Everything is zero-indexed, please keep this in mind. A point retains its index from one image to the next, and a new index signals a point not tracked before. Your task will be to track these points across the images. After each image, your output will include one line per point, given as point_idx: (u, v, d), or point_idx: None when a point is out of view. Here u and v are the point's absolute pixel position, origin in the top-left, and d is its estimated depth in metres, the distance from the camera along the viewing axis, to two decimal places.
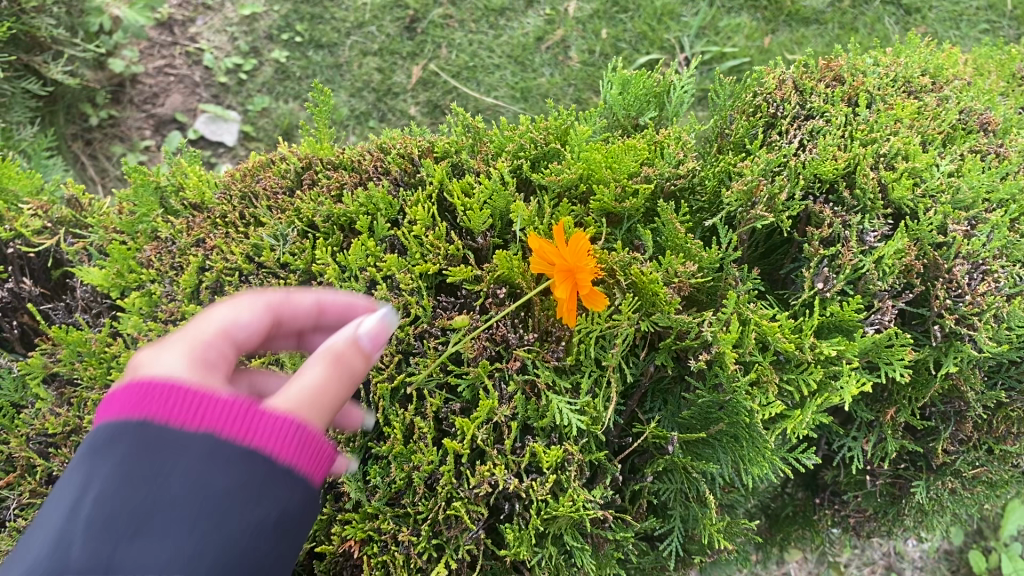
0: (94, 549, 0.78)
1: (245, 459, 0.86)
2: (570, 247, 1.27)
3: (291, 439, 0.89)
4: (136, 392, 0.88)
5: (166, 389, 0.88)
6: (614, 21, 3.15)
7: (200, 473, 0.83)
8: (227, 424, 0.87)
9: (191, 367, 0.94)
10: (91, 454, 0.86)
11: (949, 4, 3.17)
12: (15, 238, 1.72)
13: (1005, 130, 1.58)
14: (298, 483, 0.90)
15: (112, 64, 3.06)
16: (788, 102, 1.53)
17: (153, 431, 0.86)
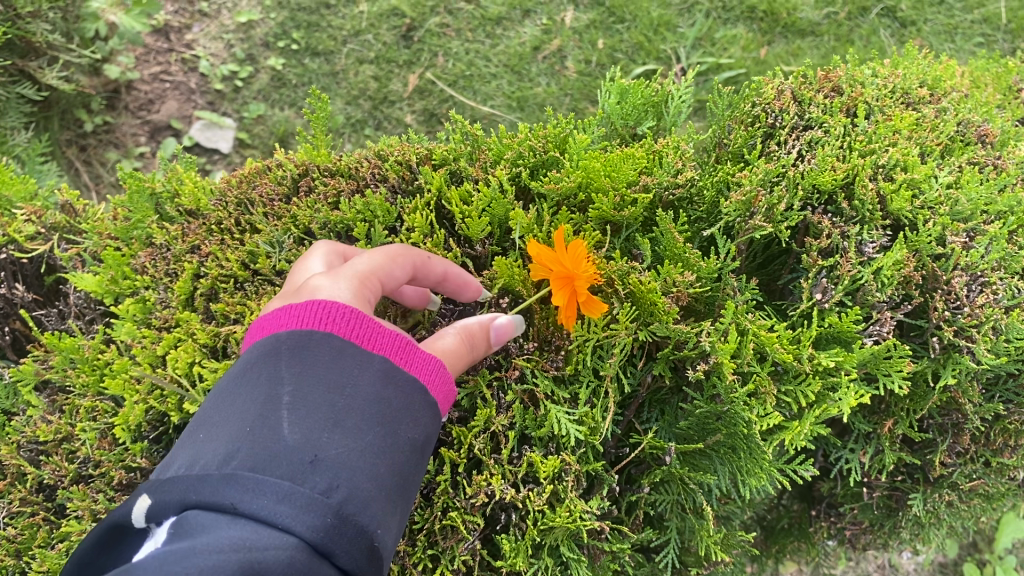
0: (300, 434, 0.92)
1: (406, 382, 1.04)
2: (566, 253, 1.28)
3: (436, 376, 1.10)
4: (318, 310, 1.04)
5: (346, 310, 1.05)
6: (611, 31, 3.16)
7: (380, 384, 1.01)
8: (393, 351, 1.05)
9: (356, 299, 1.11)
10: (276, 361, 1.00)
11: (944, 17, 3.19)
12: (8, 243, 1.71)
13: (1003, 142, 1.58)
14: (436, 413, 1.08)
15: (107, 71, 3.06)
16: (787, 112, 1.53)
17: (339, 344, 1.02)
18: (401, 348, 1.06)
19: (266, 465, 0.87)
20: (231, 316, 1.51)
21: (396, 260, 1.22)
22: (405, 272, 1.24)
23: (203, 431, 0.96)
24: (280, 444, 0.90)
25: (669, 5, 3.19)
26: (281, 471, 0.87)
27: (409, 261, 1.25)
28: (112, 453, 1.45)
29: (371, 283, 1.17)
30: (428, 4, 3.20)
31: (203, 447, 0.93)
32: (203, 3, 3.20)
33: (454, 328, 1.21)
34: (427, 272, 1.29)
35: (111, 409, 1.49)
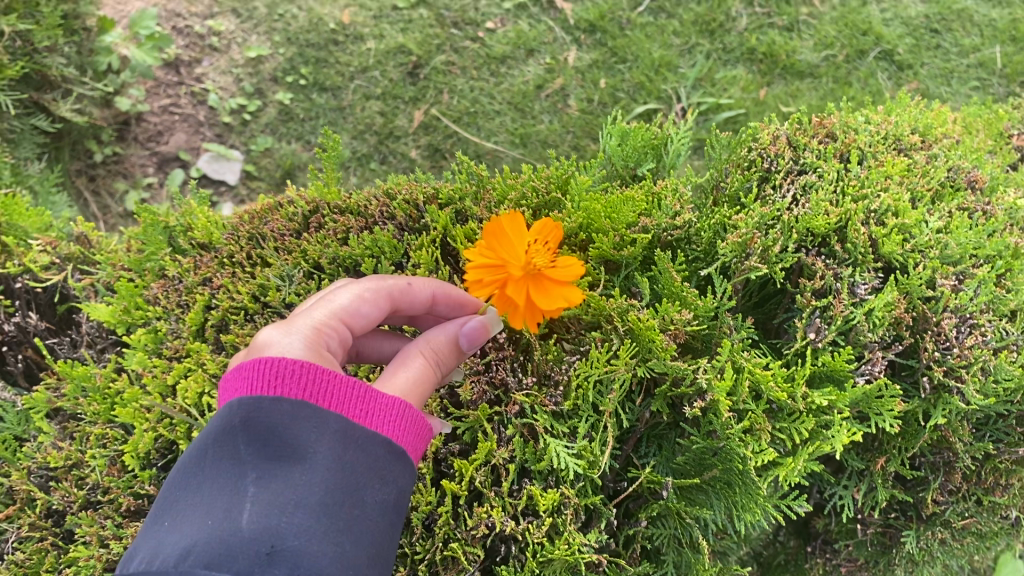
0: (259, 517, 0.95)
1: (365, 442, 1.08)
2: (504, 250, 1.26)
3: (402, 418, 1.13)
4: (269, 372, 1.06)
5: (299, 368, 1.07)
6: (612, 71, 3.25)
7: (341, 448, 1.05)
8: (350, 410, 1.08)
9: (310, 350, 1.13)
10: (233, 437, 1.03)
11: (940, 61, 3.28)
12: (23, 273, 1.75)
13: (991, 187, 1.63)
14: (403, 465, 1.12)
15: (118, 103, 3.15)
16: (782, 157, 1.58)
17: (296, 411, 1.05)
18: (360, 399, 1.09)
19: (226, 559, 0.89)
20: (240, 347, 1.55)
21: (364, 298, 1.25)
22: (376, 305, 1.27)
23: (167, 522, 0.99)
24: (240, 533, 0.93)
25: (670, 47, 3.27)
26: (241, 565, 0.89)
27: (381, 296, 1.29)
28: (121, 479, 1.48)
29: (331, 328, 1.20)
30: (434, 42, 3.28)
31: (166, 539, 0.96)
32: (214, 38, 3.28)
33: (417, 349, 1.23)
34: (405, 298, 1.33)
35: (120, 436, 1.52)
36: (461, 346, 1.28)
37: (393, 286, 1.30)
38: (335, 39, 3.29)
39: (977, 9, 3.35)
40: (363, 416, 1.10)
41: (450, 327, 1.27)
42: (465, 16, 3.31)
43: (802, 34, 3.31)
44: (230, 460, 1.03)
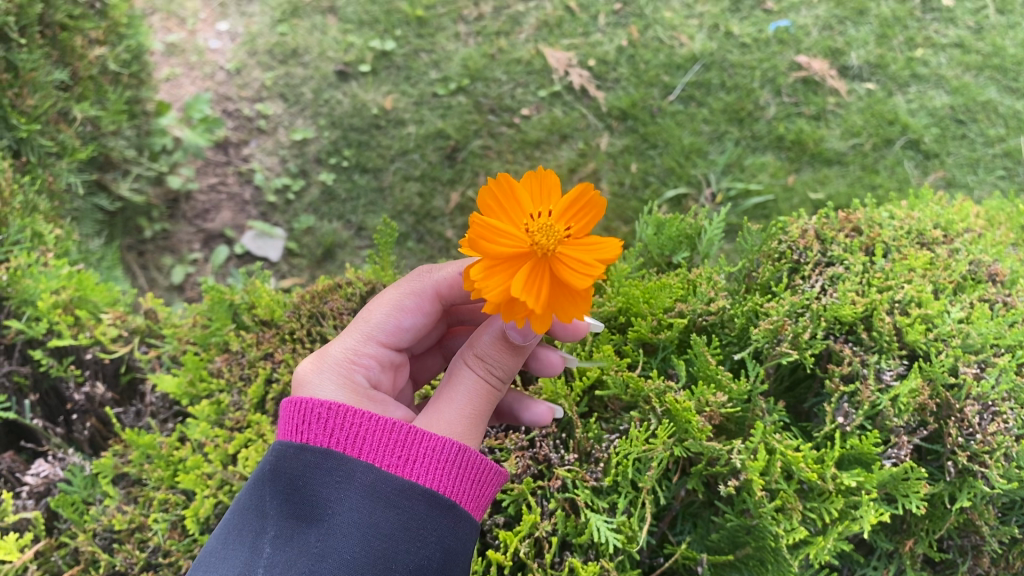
0: None
1: (397, 499, 1.22)
2: (511, 203, 1.20)
3: (452, 462, 1.24)
4: (302, 418, 1.28)
5: (330, 413, 1.28)
6: (644, 156, 3.39)
7: (366, 512, 1.20)
8: (385, 459, 1.24)
9: (342, 362, 1.39)
10: (270, 486, 1.26)
11: (966, 151, 3.42)
12: (94, 345, 1.87)
13: (1013, 280, 1.68)
14: (448, 518, 1.24)
15: (170, 182, 3.36)
16: (811, 249, 1.67)
17: (323, 463, 1.24)
18: (399, 444, 1.25)
19: None
20: None
21: (403, 310, 1.48)
22: (417, 310, 1.49)
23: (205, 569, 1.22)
24: None
25: (700, 134, 3.44)
26: None
27: (425, 300, 1.49)
28: (181, 542, 1.58)
29: (373, 340, 1.45)
30: (472, 127, 3.45)
31: None
32: (262, 121, 3.53)
33: (463, 359, 1.29)
34: (454, 290, 1.50)
35: (182, 501, 1.63)
36: (513, 342, 1.27)
37: (434, 287, 1.48)
38: (377, 123, 3.49)
39: (1001, 100, 3.50)
40: (404, 465, 1.24)
41: (495, 327, 1.29)
42: (502, 103, 3.50)
43: (830, 123, 3.47)
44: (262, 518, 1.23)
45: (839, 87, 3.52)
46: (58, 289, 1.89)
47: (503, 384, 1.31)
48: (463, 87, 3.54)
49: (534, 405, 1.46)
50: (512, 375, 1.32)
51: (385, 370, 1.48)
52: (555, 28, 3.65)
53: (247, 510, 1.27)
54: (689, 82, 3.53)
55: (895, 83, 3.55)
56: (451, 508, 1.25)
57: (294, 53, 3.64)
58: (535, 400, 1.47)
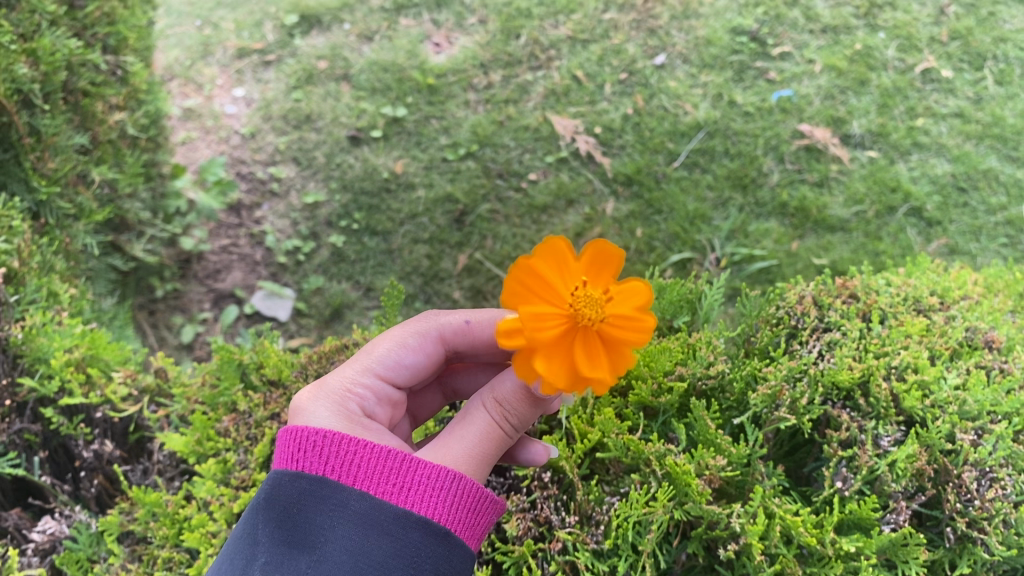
0: None
1: (392, 527, 1.24)
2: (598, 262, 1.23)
3: (449, 491, 1.27)
4: (299, 447, 1.31)
5: (325, 440, 1.30)
6: (649, 221, 3.45)
7: (359, 539, 1.23)
8: (382, 488, 1.27)
9: (337, 391, 1.39)
10: (265, 515, 1.28)
11: (969, 219, 3.47)
12: (104, 403, 1.90)
13: (1010, 346, 1.70)
14: (443, 545, 1.27)
15: (182, 242, 3.45)
16: (808, 315, 1.72)
17: (319, 490, 1.27)
18: (397, 474, 1.28)
19: None
20: None
21: (405, 348, 1.49)
22: (420, 350, 1.50)
23: None
24: None
25: (704, 200, 3.51)
26: None
27: (428, 343, 1.50)
28: None
29: (372, 373, 1.45)
30: (480, 192, 3.53)
31: None
32: (275, 183, 3.65)
33: (481, 400, 1.33)
34: (459, 337, 1.52)
35: (185, 559, 1.65)
36: (535, 395, 1.31)
37: (440, 329, 1.51)
38: (387, 187, 3.58)
39: (1001, 169, 3.58)
40: (400, 493, 1.27)
41: (518, 374, 1.33)
42: (510, 168, 3.60)
43: (833, 190, 3.55)
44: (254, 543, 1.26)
45: (841, 154, 3.61)
46: (70, 347, 1.92)
47: (514, 431, 1.35)
48: (472, 152, 3.65)
49: (531, 444, 1.45)
50: (525, 424, 1.36)
51: (381, 407, 1.46)
52: (563, 96, 3.83)
53: (242, 537, 1.30)
54: (694, 149, 3.64)
55: (898, 151, 3.64)
56: (447, 537, 1.27)
57: (307, 118, 3.83)
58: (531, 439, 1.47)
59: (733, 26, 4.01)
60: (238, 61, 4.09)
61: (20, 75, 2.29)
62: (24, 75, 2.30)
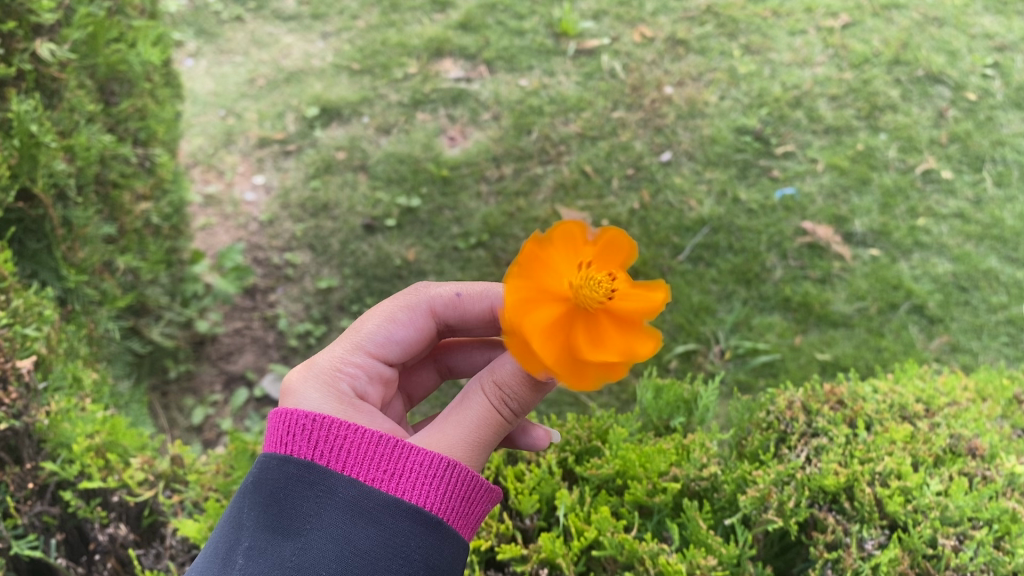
0: None
1: (380, 515, 1.29)
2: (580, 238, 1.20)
3: (439, 478, 1.31)
4: (290, 432, 1.36)
5: (316, 425, 1.36)
6: (656, 312, 3.59)
7: (345, 528, 1.28)
8: (373, 475, 1.32)
9: (327, 367, 1.48)
10: (253, 499, 1.34)
11: (970, 316, 3.56)
12: (121, 487, 1.95)
13: (994, 453, 1.76)
14: (432, 532, 1.31)
15: (198, 324, 3.52)
16: (796, 420, 1.82)
17: (307, 476, 1.33)
18: (386, 462, 1.32)
19: None
20: None
21: (394, 322, 1.60)
22: (409, 324, 1.61)
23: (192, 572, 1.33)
24: None
25: (709, 292, 3.65)
26: None
27: (416, 315, 1.62)
28: None
29: (363, 346, 1.55)
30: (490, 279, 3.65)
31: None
32: (290, 268, 3.78)
33: (480, 383, 1.36)
34: (448, 308, 1.64)
35: None
36: (530, 378, 1.32)
37: (429, 302, 1.63)
38: (400, 274, 3.72)
39: (1002, 269, 3.70)
40: (390, 481, 1.32)
41: (519, 357, 1.35)
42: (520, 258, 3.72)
43: (835, 286, 3.67)
44: (244, 526, 1.32)
45: (844, 252, 3.76)
46: (92, 433, 2.00)
47: (513, 416, 1.37)
48: (482, 241, 3.78)
49: (531, 427, 1.64)
50: (524, 409, 1.37)
51: (373, 383, 1.55)
52: (572, 190, 4.02)
53: (230, 519, 1.36)
54: (699, 243, 3.81)
55: (899, 249, 3.79)
56: (437, 525, 1.31)
57: (324, 206, 4.00)
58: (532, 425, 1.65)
59: (737, 126, 4.35)
60: (258, 150, 4.37)
61: (57, 170, 2.42)
62: (62, 171, 2.43)
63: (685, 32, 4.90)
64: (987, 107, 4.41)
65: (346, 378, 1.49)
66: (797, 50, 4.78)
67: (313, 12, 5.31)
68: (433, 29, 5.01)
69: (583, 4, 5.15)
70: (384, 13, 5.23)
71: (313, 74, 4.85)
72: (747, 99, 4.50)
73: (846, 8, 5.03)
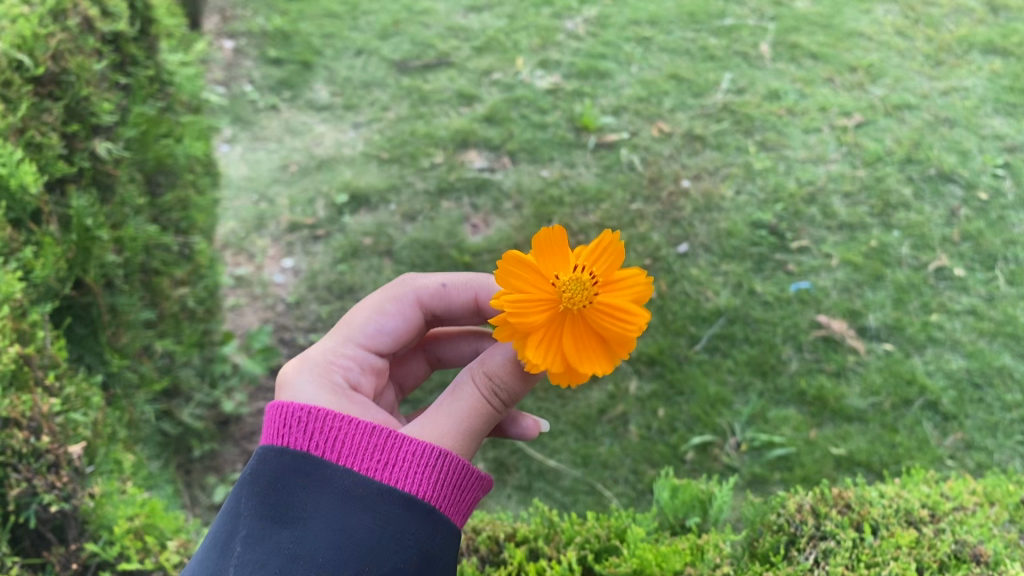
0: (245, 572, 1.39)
1: (374, 504, 1.46)
2: (536, 258, 1.53)
3: (431, 468, 1.51)
4: (293, 427, 1.56)
5: (313, 419, 1.57)
6: (672, 401, 3.73)
7: (341, 517, 1.44)
8: (369, 465, 1.50)
9: (328, 353, 1.83)
10: (252, 490, 1.51)
11: (984, 413, 3.61)
12: (158, 569, 2.04)
13: (997, 560, 1.79)
14: (421, 519, 1.49)
15: (223, 404, 3.60)
16: (806, 522, 1.90)
17: (307, 468, 1.50)
18: (381, 455, 1.51)
19: None
20: None
21: (384, 315, 1.95)
22: (397, 314, 1.97)
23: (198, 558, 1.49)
24: None
25: (725, 383, 3.76)
26: None
27: (402, 307, 1.97)
28: None
29: (359, 334, 1.91)
30: None
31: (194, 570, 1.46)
32: None
33: (470, 376, 1.62)
34: (430, 299, 1.99)
35: None
36: (515, 369, 1.60)
37: (414, 296, 1.98)
38: None
39: (1016, 366, 3.76)
40: (384, 471, 1.50)
41: (503, 352, 1.62)
42: None
43: (850, 380, 3.75)
44: (245, 516, 1.49)
45: (857, 346, 3.85)
46: (131, 515, 2.10)
47: (499, 404, 1.62)
48: None
49: (521, 417, 2.11)
50: (511, 398, 1.63)
51: (368, 366, 1.90)
52: None
53: (234, 508, 1.53)
54: (715, 333, 3.95)
55: (912, 345, 3.87)
56: (428, 514, 1.50)
57: (350, 289, 4.16)
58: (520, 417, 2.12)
59: (753, 220, 4.50)
60: (288, 234, 4.54)
61: (107, 262, 2.58)
62: (112, 263, 2.59)
63: (702, 129, 5.10)
64: (998, 206, 4.53)
65: (342, 363, 1.83)
66: (811, 148, 4.95)
67: (345, 103, 5.56)
68: (459, 121, 5.23)
69: (603, 100, 5.37)
70: (414, 105, 5.47)
71: (344, 161, 5.06)
72: (763, 194, 4.66)
73: (859, 108, 5.21)
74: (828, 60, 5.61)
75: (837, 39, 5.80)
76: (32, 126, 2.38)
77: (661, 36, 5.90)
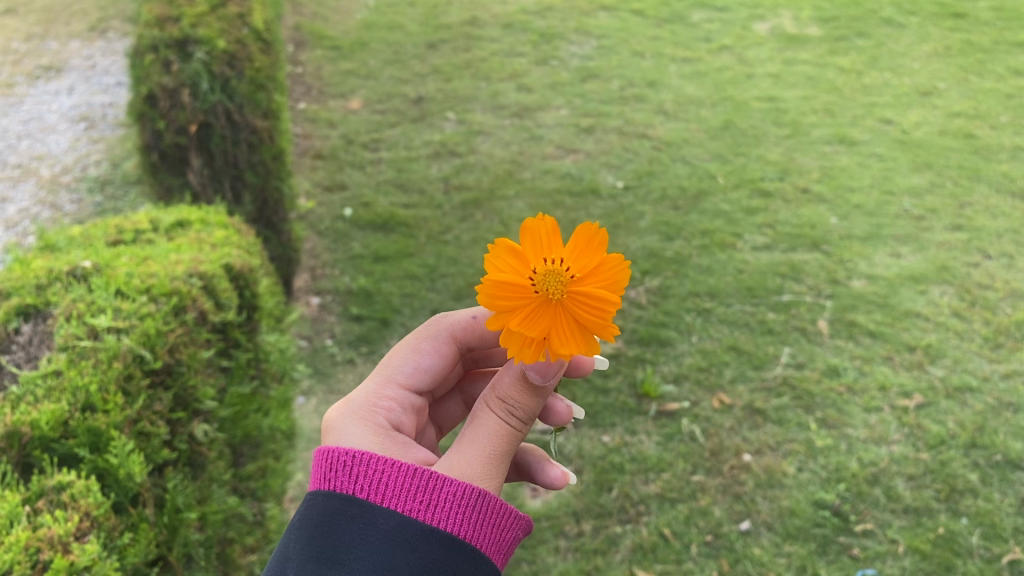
0: None
1: (415, 544, 1.77)
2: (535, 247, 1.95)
3: (464, 504, 1.86)
4: (342, 480, 1.90)
5: (359, 465, 1.92)
6: None
7: (385, 557, 1.73)
8: (411, 508, 1.83)
9: (370, 396, 2.28)
10: (303, 536, 1.82)
11: None
12: None
13: None
14: (457, 555, 1.80)
15: None
16: None
17: (356, 517, 1.81)
18: (420, 500, 1.85)
19: None
20: None
21: (420, 354, 2.45)
22: (430, 352, 2.47)
23: None
24: None
25: None
26: None
27: (435, 347, 2.48)
28: None
29: (403, 372, 2.41)
30: None
31: None
32: None
33: (489, 403, 2.05)
34: (461, 330, 2.52)
35: None
36: (527, 385, 2.03)
37: (446, 331, 2.50)
38: None
39: None
40: (423, 513, 1.83)
41: (511, 377, 2.06)
42: None
43: None
44: (298, 562, 1.77)
45: None
46: None
47: (519, 422, 2.04)
48: None
49: (550, 468, 2.56)
50: (527, 415, 2.05)
51: (409, 399, 2.37)
52: (650, 551, 4.30)
53: (288, 552, 1.82)
54: None
55: None
56: (465, 551, 1.82)
57: None
58: (553, 470, 2.57)
59: (815, 499, 4.52)
60: None
61: (190, 540, 2.77)
62: (193, 541, 2.78)
63: (762, 402, 5.21)
64: None
65: (383, 400, 2.29)
66: (873, 427, 5.00)
67: None
68: None
69: (664, 368, 5.56)
70: None
71: None
72: (825, 472, 4.69)
73: (919, 387, 5.29)
74: (886, 339, 5.77)
75: (895, 318, 5.99)
76: (144, 416, 2.76)
77: (720, 308, 6.19)
